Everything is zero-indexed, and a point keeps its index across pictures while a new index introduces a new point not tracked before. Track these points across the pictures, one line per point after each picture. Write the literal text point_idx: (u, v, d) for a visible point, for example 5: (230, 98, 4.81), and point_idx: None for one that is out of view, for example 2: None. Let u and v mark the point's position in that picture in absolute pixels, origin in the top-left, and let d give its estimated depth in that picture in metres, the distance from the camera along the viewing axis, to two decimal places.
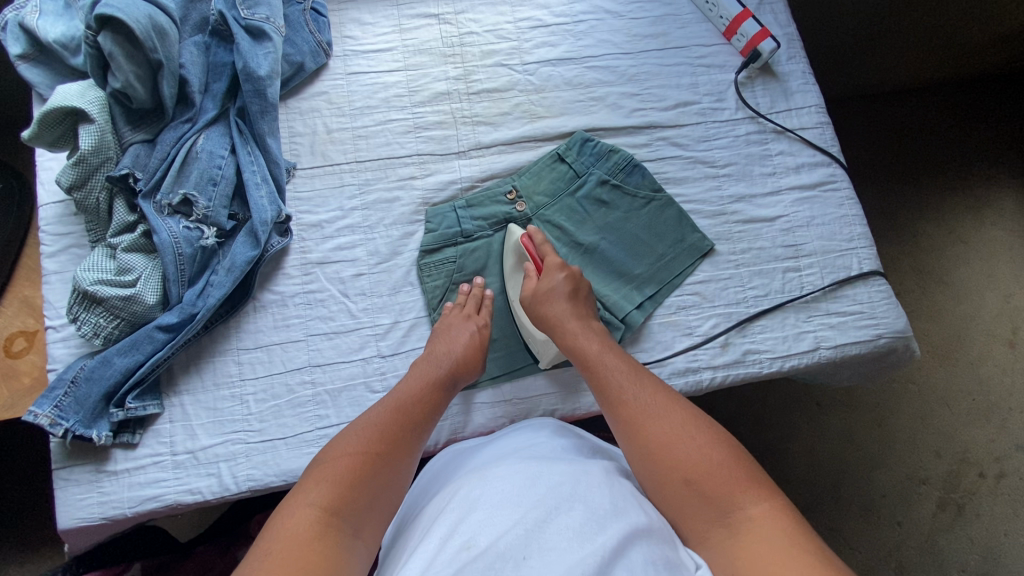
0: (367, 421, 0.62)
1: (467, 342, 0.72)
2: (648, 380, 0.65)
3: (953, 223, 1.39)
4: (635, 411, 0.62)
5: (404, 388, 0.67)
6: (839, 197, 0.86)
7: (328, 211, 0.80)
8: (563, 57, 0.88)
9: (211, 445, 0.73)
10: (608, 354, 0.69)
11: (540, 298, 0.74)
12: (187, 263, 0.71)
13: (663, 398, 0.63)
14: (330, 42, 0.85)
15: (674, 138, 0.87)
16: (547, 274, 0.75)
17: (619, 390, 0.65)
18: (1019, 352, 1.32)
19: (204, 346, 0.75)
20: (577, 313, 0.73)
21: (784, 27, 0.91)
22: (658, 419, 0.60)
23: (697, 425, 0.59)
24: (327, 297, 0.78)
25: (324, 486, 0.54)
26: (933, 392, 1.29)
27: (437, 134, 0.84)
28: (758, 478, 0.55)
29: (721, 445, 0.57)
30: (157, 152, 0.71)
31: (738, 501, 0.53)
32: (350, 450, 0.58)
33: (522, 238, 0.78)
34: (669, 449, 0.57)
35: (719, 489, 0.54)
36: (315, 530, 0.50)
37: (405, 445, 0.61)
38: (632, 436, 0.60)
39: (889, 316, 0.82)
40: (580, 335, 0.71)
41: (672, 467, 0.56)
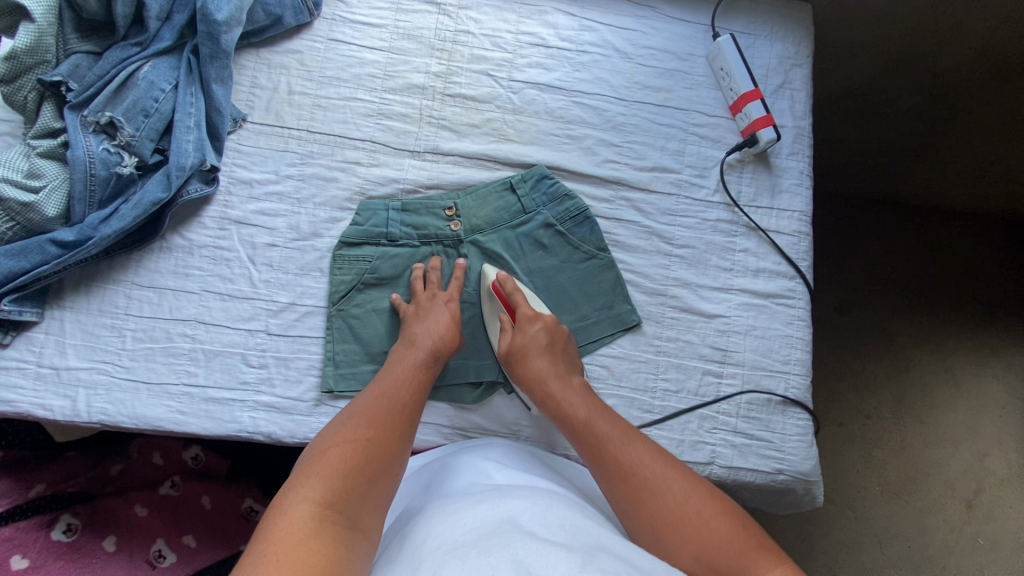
0: (354, 413, 0.63)
1: (443, 322, 0.73)
2: (641, 443, 0.64)
3: (953, 363, 1.30)
4: (634, 482, 0.60)
5: (391, 376, 0.68)
6: (789, 315, 0.80)
7: (263, 172, 0.78)
8: (553, 84, 0.83)
9: (77, 368, 0.73)
10: (600, 417, 0.66)
11: (519, 352, 0.72)
12: (99, 185, 0.70)
13: (663, 465, 0.61)
14: (320, 2, 0.82)
15: (637, 203, 0.81)
16: (522, 327, 0.73)
17: (615, 458, 0.62)
18: (975, 516, 1.22)
19: (100, 270, 0.75)
20: (560, 371, 0.71)
21: (797, 120, 0.84)
22: (658, 490, 0.58)
23: (699, 494, 0.58)
24: (233, 258, 0.76)
25: (316, 480, 0.54)
26: (866, 526, 1.22)
27: (398, 126, 0.80)
28: (768, 544, 0.55)
29: (727, 511, 0.57)
30: (97, 68, 0.70)
31: (752, 569, 0.52)
32: (339, 441, 0.59)
33: (494, 284, 0.76)
34: (678, 522, 0.56)
35: (732, 560, 0.53)
36: (311, 524, 0.50)
37: (394, 430, 0.62)
38: (638, 514, 0.58)
39: (796, 454, 0.76)
40: (563, 398, 0.69)
41: (685, 541, 0.55)
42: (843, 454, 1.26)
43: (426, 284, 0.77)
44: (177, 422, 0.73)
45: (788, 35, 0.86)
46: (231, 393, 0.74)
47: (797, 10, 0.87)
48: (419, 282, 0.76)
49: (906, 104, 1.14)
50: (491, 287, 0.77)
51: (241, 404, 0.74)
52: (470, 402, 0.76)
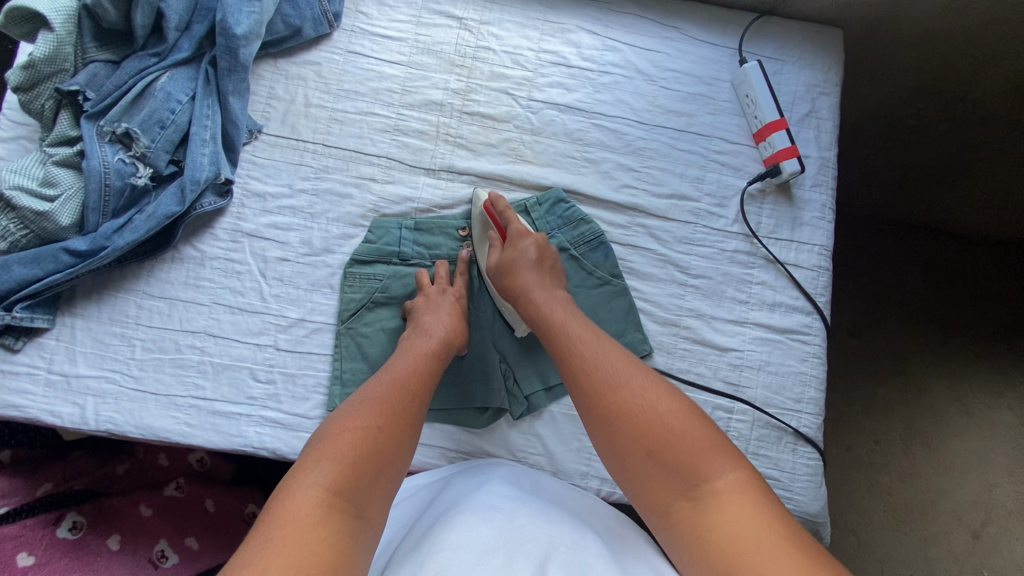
0: (366, 397, 0.61)
1: (452, 314, 0.73)
2: (615, 349, 0.64)
3: (967, 393, 1.27)
4: (600, 385, 0.60)
5: (403, 364, 0.67)
6: (805, 352, 0.78)
7: (277, 185, 0.77)
8: (573, 105, 0.82)
9: (86, 376, 0.73)
10: (571, 321, 0.67)
11: (504, 265, 0.72)
12: (113, 196, 0.70)
13: (628, 365, 0.61)
14: (340, 14, 0.81)
15: (654, 230, 0.80)
16: (512, 242, 0.72)
17: (579, 359, 0.62)
18: (981, 548, 1.19)
19: (112, 277, 0.75)
20: (541, 279, 0.71)
21: (822, 150, 0.82)
22: (624, 390, 0.59)
23: (660, 392, 0.58)
24: (244, 272, 0.76)
25: (326, 465, 0.53)
26: (869, 554, 1.20)
27: (414, 143, 0.80)
28: (726, 445, 0.55)
29: (687, 411, 0.57)
30: (115, 78, 0.70)
31: (707, 470, 0.52)
32: (350, 426, 0.57)
33: (486, 204, 0.76)
34: (638, 423, 0.56)
35: (686, 457, 0.53)
36: (318, 513, 0.49)
37: (405, 421, 0.61)
38: (597, 410, 0.59)
39: (805, 495, 0.75)
40: (543, 304, 0.69)
41: (639, 438, 0.56)
42: (847, 480, 1.25)
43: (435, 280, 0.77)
44: (183, 434, 0.73)
45: (817, 62, 0.84)
46: (237, 407, 0.74)
47: (826, 37, 0.85)
48: (427, 278, 0.76)
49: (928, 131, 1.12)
50: (482, 208, 0.77)
51: (247, 419, 0.74)
52: (477, 427, 0.75)
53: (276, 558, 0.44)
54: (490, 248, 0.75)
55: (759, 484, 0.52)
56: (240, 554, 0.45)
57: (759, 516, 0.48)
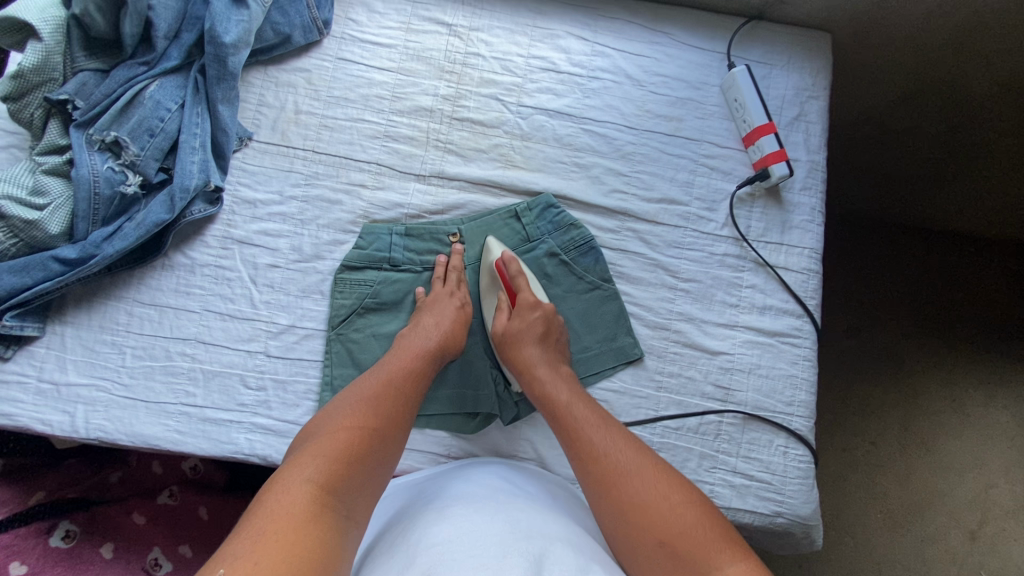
0: (360, 396, 0.63)
1: (454, 320, 0.74)
2: (618, 431, 0.65)
3: (962, 392, 1.27)
4: (606, 470, 0.61)
5: (397, 363, 0.68)
6: (795, 354, 0.78)
7: (267, 192, 0.77)
8: (562, 110, 0.82)
9: (76, 384, 0.73)
10: (580, 404, 0.68)
11: (513, 338, 0.74)
12: (103, 204, 0.70)
13: (636, 455, 0.62)
14: (330, 21, 0.81)
15: (644, 234, 0.80)
16: (520, 313, 0.75)
17: (587, 445, 0.64)
18: (977, 548, 1.20)
19: (103, 285, 0.75)
20: (550, 358, 0.73)
21: (810, 154, 0.82)
22: (629, 478, 0.60)
23: (668, 485, 0.59)
24: (234, 279, 0.76)
25: (321, 462, 0.55)
26: (868, 555, 1.20)
27: (404, 149, 0.80)
28: (732, 538, 0.55)
29: (695, 503, 0.58)
30: (104, 87, 0.70)
31: (715, 561, 0.52)
32: (345, 425, 0.59)
33: (495, 262, 0.78)
34: (643, 512, 0.57)
35: (694, 549, 0.54)
36: (311, 508, 0.51)
37: (396, 422, 0.63)
38: (607, 501, 0.60)
39: (797, 498, 0.75)
40: (550, 382, 0.70)
41: (649, 528, 0.56)
42: (845, 481, 1.24)
43: (445, 280, 0.78)
44: (173, 442, 0.73)
45: (805, 66, 0.84)
46: (228, 414, 0.74)
47: (814, 41, 0.85)
48: (438, 276, 0.78)
49: (920, 135, 1.11)
50: (492, 263, 0.78)
51: (237, 425, 0.74)
52: (467, 432, 0.75)
53: (266, 553, 0.46)
54: (498, 307, 0.77)
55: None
56: (230, 544, 0.47)
57: None
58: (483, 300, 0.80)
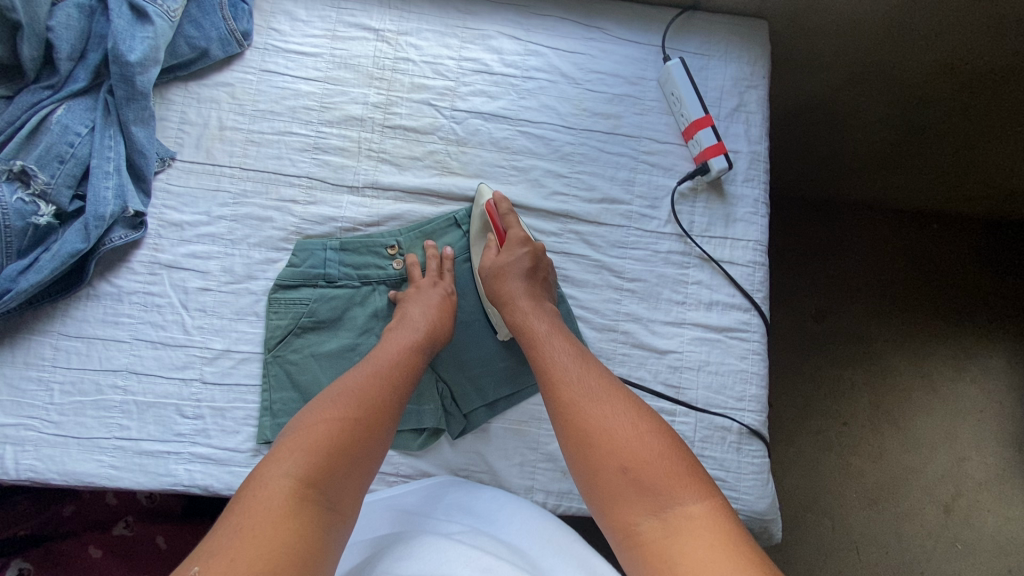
0: (343, 387, 0.61)
1: (440, 307, 0.72)
2: (593, 366, 0.65)
3: (930, 368, 1.28)
4: (576, 395, 0.61)
5: (386, 352, 0.67)
6: (744, 349, 0.78)
7: (193, 213, 0.75)
8: (497, 113, 0.80)
9: (3, 425, 0.70)
10: (557, 336, 0.68)
11: (498, 271, 0.73)
12: (15, 236, 0.67)
13: (610, 385, 0.62)
14: (250, 32, 0.78)
15: (587, 236, 0.79)
16: (508, 248, 0.74)
17: (559, 370, 0.64)
18: (952, 522, 1.21)
19: (25, 319, 0.72)
20: (533, 293, 0.71)
21: (751, 144, 0.81)
22: (598, 404, 0.60)
23: (638, 412, 0.59)
24: (164, 305, 0.74)
25: (300, 457, 0.54)
26: (845, 535, 1.20)
27: (335, 160, 0.78)
28: (696, 473, 0.55)
29: (662, 434, 0.58)
30: (7, 114, 0.67)
31: (676, 495, 0.53)
32: (326, 416, 0.57)
33: (488, 204, 0.77)
34: (606, 439, 0.57)
35: (658, 482, 0.54)
36: (289, 504, 0.50)
37: (384, 412, 0.61)
38: (574, 425, 0.59)
39: (752, 494, 0.74)
40: (529, 315, 0.70)
41: (612, 456, 0.56)
42: (820, 463, 1.24)
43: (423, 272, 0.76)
44: (109, 478, 0.70)
45: (743, 55, 0.83)
46: (165, 445, 0.72)
47: (750, 30, 0.84)
48: (417, 270, 0.76)
49: (867, 119, 1.10)
50: (485, 207, 0.77)
51: (176, 456, 0.71)
52: (415, 449, 0.74)
53: (245, 549, 0.46)
54: (488, 248, 0.77)
55: (727, 514, 0.52)
56: (210, 543, 0.47)
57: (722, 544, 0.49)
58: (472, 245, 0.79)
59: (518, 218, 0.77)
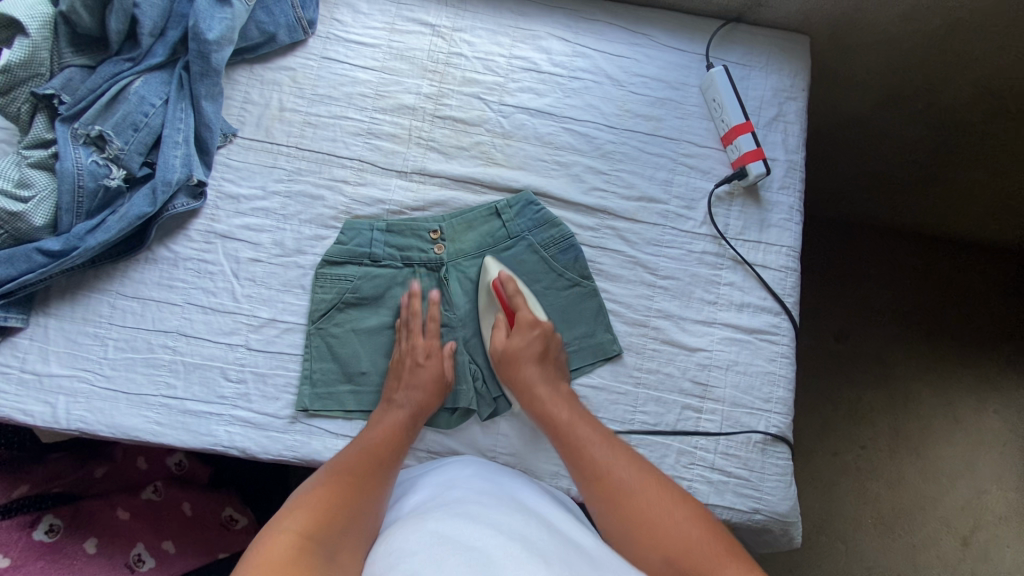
0: (337, 463, 0.66)
1: (424, 377, 0.73)
2: (623, 452, 0.67)
3: (952, 398, 1.27)
4: (611, 489, 0.63)
5: (378, 430, 0.70)
6: (772, 351, 0.79)
7: (250, 187, 0.79)
8: (544, 110, 0.83)
9: (58, 375, 0.74)
10: (583, 425, 0.69)
11: (508, 356, 0.75)
12: (86, 197, 0.71)
13: (642, 475, 0.64)
14: (315, 21, 0.83)
15: (623, 232, 0.81)
16: (519, 330, 0.76)
17: (590, 462, 0.66)
18: (970, 555, 1.19)
19: (86, 277, 0.76)
20: (549, 376, 0.73)
21: (788, 153, 0.83)
22: (634, 496, 0.62)
23: (674, 502, 0.61)
24: (217, 272, 0.77)
25: (298, 517, 0.57)
26: (858, 560, 1.19)
27: (386, 146, 0.81)
28: (736, 552, 0.56)
29: (698, 519, 0.59)
30: (89, 83, 0.72)
31: (720, 575, 0.53)
32: (319, 487, 0.62)
33: (494, 283, 0.78)
34: (649, 527, 0.59)
35: (700, 565, 0.54)
36: (292, 552, 0.52)
37: (373, 475, 0.65)
38: (614, 519, 0.61)
39: (774, 494, 0.75)
40: (551, 402, 0.72)
41: (656, 546, 0.57)
42: (835, 486, 1.23)
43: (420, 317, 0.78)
44: (153, 433, 0.73)
45: (784, 67, 0.85)
46: (208, 406, 0.74)
47: (791, 44, 0.87)
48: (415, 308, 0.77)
49: (903, 138, 1.11)
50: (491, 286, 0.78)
51: (217, 417, 0.74)
52: (445, 427, 0.77)
53: None
54: (496, 326, 0.78)
55: None
56: None
57: None
58: (479, 317, 0.79)
59: (524, 295, 0.79)
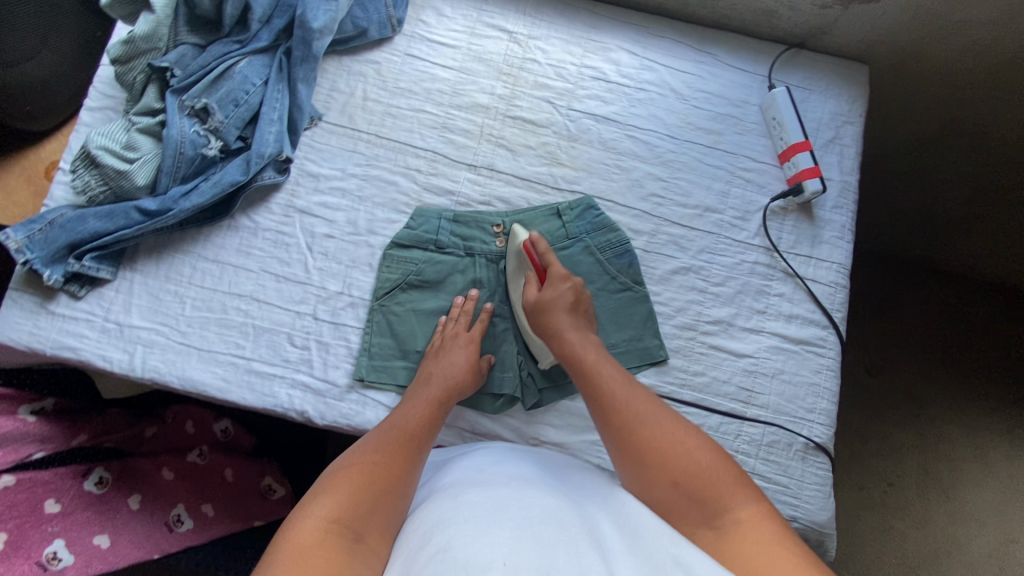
0: (366, 443, 0.64)
1: (459, 363, 0.75)
2: (639, 389, 0.67)
3: (984, 441, 1.24)
4: (625, 416, 0.64)
5: (408, 413, 0.69)
6: (818, 364, 0.81)
7: (330, 168, 0.84)
8: (609, 117, 0.88)
9: (139, 327, 0.78)
10: (603, 361, 0.70)
11: (540, 305, 0.76)
12: (185, 163, 0.77)
13: (661, 410, 0.64)
14: (402, 20, 0.89)
15: (678, 238, 0.84)
16: (550, 283, 0.76)
17: (606, 392, 0.66)
18: None
19: (172, 239, 0.81)
20: (575, 323, 0.75)
21: (843, 175, 0.86)
22: (649, 425, 0.62)
23: (686, 430, 0.62)
24: (292, 245, 0.82)
25: (325, 499, 0.55)
26: None
27: (459, 140, 0.86)
28: (745, 480, 0.57)
29: (711, 450, 0.60)
30: (199, 60, 0.79)
31: (728, 501, 0.55)
32: (349, 467, 0.60)
33: (523, 244, 0.80)
34: (661, 453, 0.60)
35: (709, 490, 0.56)
36: (318, 538, 0.51)
37: (402, 455, 0.63)
38: (626, 442, 0.62)
39: (814, 504, 0.76)
40: (573, 341, 0.72)
41: (663, 468, 0.59)
42: (860, 521, 1.22)
43: (460, 313, 0.80)
44: (220, 389, 0.77)
45: (842, 93, 0.89)
46: (273, 368, 0.78)
47: (851, 72, 0.90)
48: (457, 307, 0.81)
49: (951, 175, 1.12)
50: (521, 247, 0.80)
51: (280, 380, 0.78)
52: (490, 412, 0.79)
53: None
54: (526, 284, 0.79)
55: (780, 519, 0.54)
56: None
57: (778, 539, 0.51)
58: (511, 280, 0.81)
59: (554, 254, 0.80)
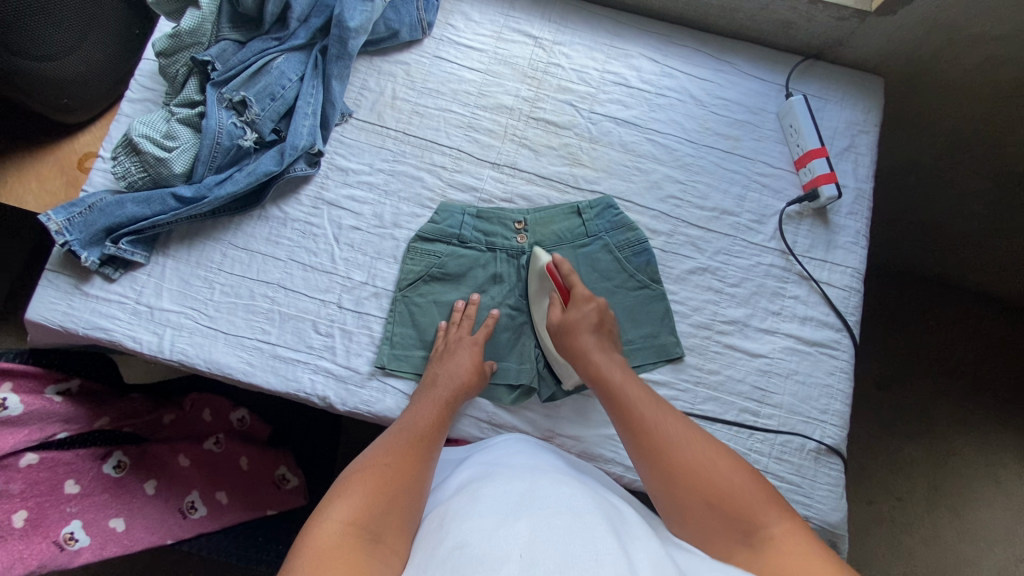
0: (377, 446, 0.66)
1: (465, 362, 0.76)
2: (668, 410, 0.68)
3: (994, 458, 1.24)
4: (655, 438, 0.64)
5: (416, 415, 0.71)
6: (832, 366, 0.82)
7: (359, 163, 0.87)
8: (630, 120, 0.90)
9: (168, 310, 0.81)
10: (631, 384, 0.70)
11: (566, 326, 0.76)
12: (221, 153, 0.80)
13: (689, 431, 0.65)
14: (432, 24, 0.92)
15: (695, 239, 0.86)
16: (576, 304, 0.77)
17: (636, 415, 0.67)
18: None
19: (203, 226, 0.84)
20: (602, 345, 0.75)
21: (858, 182, 0.88)
22: (679, 447, 0.63)
23: (718, 452, 0.62)
24: (320, 235, 0.84)
25: (342, 502, 0.57)
26: None
27: (484, 139, 0.89)
28: (778, 501, 0.58)
29: (742, 469, 0.61)
30: (240, 55, 0.82)
31: (762, 519, 0.56)
32: (363, 470, 0.62)
33: (548, 265, 0.80)
34: (693, 474, 0.60)
35: (743, 509, 0.57)
36: (338, 541, 0.52)
37: (412, 456, 0.64)
38: (657, 466, 0.62)
39: (826, 504, 0.77)
40: (601, 364, 0.72)
41: (696, 489, 0.59)
42: (868, 535, 1.22)
43: (463, 317, 0.82)
44: (245, 373, 0.79)
45: (858, 104, 0.91)
46: (297, 354, 0.80)
47: (866, 84, 0.93)
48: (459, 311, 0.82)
49: (965, 190, 1.14)
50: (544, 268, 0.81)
51: (303, 365, 0.80)
52: (507, 403, 0.80)
53: None
54: (551, 304, 0.79)
55: (819, 540, 0.54)
56: None
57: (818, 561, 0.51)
58: (534, 301, 0.82)
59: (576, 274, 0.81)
